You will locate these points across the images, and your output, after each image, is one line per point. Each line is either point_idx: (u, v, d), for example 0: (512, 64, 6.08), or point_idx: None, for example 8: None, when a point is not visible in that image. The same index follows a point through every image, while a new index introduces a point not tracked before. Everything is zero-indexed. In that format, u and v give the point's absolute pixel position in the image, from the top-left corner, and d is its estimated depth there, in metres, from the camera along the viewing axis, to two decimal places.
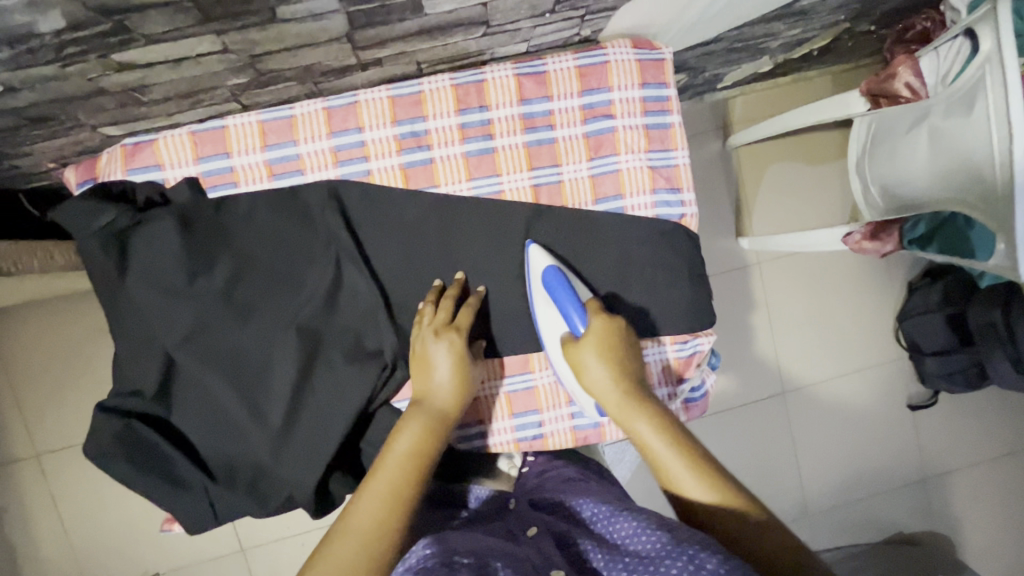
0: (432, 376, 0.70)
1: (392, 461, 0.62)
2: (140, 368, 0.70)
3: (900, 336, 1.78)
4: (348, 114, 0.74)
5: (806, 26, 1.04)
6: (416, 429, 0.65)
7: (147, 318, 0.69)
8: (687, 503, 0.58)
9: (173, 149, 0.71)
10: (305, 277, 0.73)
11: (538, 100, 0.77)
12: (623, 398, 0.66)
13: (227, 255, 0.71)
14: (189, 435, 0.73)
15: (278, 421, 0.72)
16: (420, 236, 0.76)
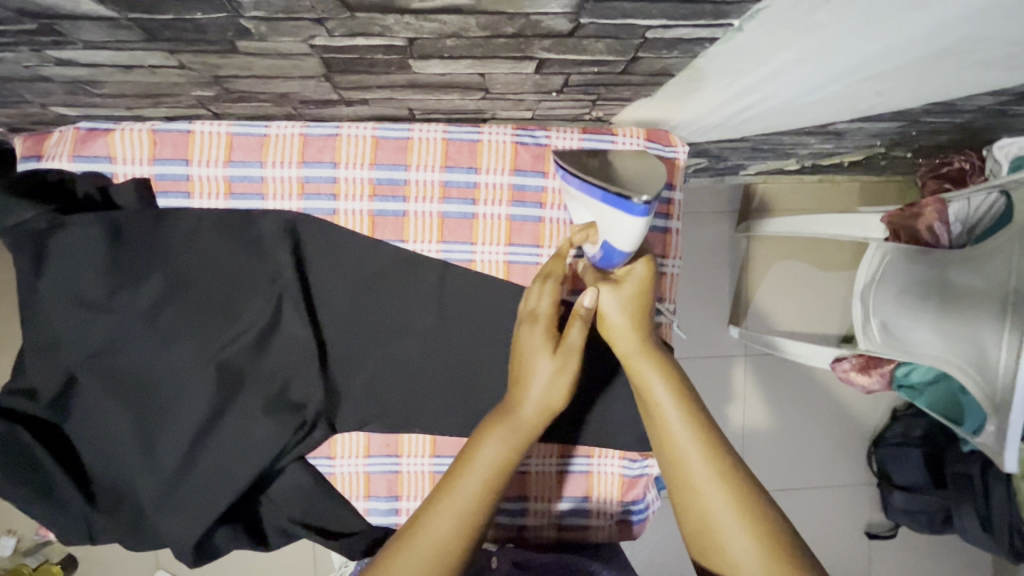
0: (527, 368, 0.58)
1: (473, 477, 0.53)
2: (40, 371, 0.64)
3: (872, 460, 1.74)
4: (326, 146, 0.68)
5: (840, 144, 0.98)
6: (501, 437, 0.55)
7: (57, 324, 0.63)
8: (691, 504, 0.53)
9: (128, 144, 0.66)
10: (240, 311, 0.67)
11: (532, 174, 0.71)
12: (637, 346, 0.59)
13: (161, 271, 0.64)
14: (81, 450, 0.67)
15: (175, 461, 0.65)
16: (375, 290, 0.70)
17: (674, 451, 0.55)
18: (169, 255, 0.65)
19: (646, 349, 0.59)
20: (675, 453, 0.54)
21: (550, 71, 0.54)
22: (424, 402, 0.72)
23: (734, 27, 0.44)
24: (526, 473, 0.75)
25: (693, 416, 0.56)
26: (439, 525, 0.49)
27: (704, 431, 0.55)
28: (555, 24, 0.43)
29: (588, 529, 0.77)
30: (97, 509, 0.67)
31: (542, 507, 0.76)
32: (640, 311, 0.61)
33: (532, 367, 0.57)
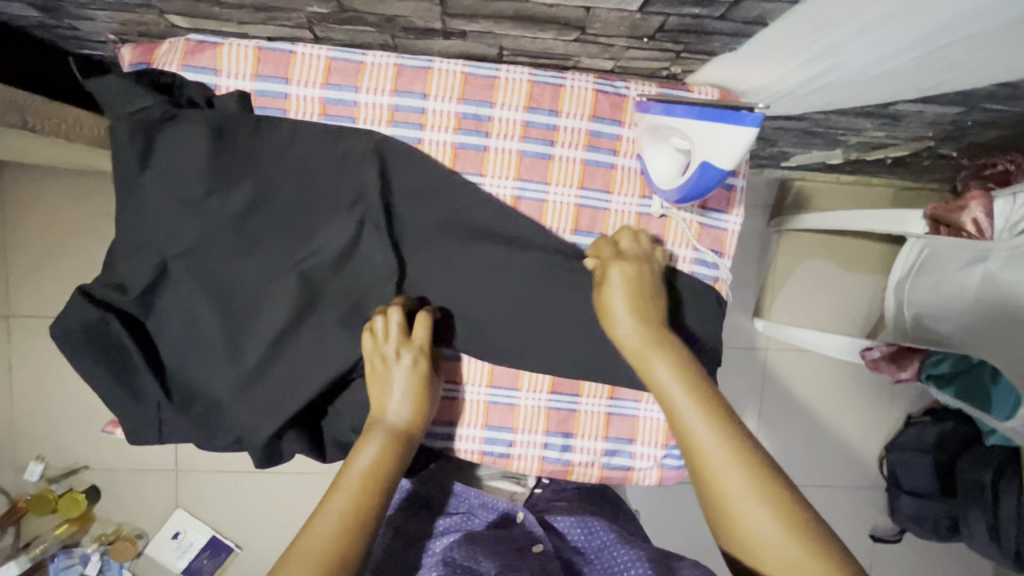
0: (386, 395, 0.67)
1: (348, 487, 0.60)
2: (132, 264, 0.67)
3: (883, 465, 1.77)
4: (418, 78, 0.71)
5: (892, 132, 1.01)
6: (376, 443, 0.64)
7: (154, 222, 0.67)
8: (715, 486, 0.55)
9: (234, 58, 0.69)
10: (322, 226, 0.70)
11: (609, 122, 0.74)
12: (648, 340, 0.64)
13: (252, 180, 0.68)
14: (160, 347, 0.70)
15: (253, 362, 0.69)
16: (449, 220, 0.73)
17: (694, 444, 0.57)
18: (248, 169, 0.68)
19: (658, 346, 0.63)
20: (690, 440, 0.58)
21: (652, 11, 0.57)
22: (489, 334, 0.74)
23: None
24: (576, 411, 0.78)
25: (705, 401, 0.59)
26: (324, 520, 0.58)
27: (710, 404, 0.59)
28: None
29: (630, 471, 0.80)
30: (171, 404, 0.71)
31: (588, 446, 0.79)
32: (641, 310, 0.66)
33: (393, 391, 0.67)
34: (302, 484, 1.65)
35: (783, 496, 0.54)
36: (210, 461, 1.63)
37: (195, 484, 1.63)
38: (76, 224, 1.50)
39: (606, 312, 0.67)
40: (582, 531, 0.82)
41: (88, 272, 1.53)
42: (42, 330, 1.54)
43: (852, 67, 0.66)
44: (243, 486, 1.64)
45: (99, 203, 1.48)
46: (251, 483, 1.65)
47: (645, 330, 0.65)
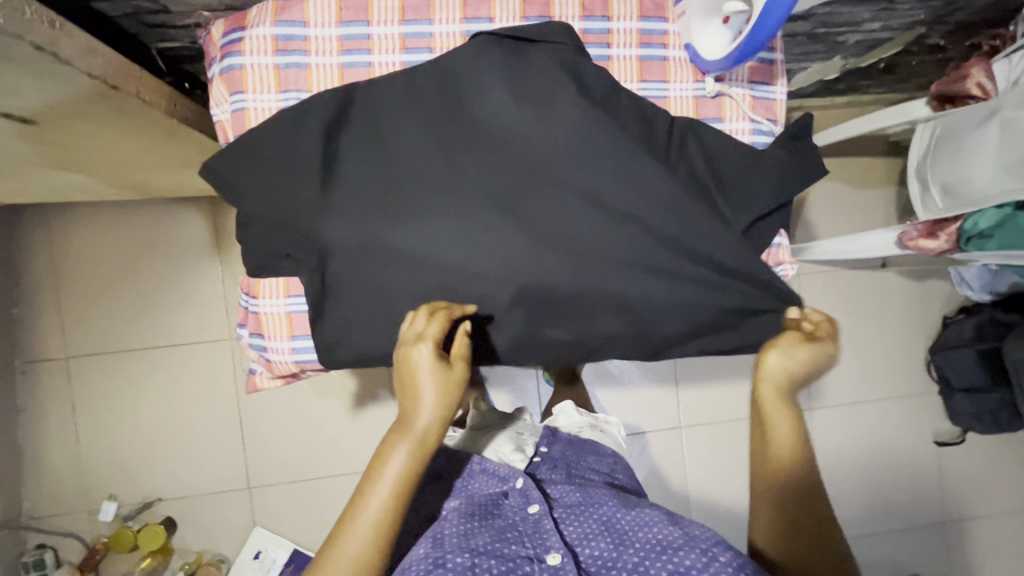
0: (418, 394, 0.74)
1: (381, 489, 0.73)
2: (285, 201, 0.76)
3: (931, 369, 1.83)
4: (483, 4, 0.80)
5: (888, 21, 1.11)
6: (404, 450, 0.74)
7: (398, 143, 0.78)
8: (774, 520, 0.80)
9: (319, 9, 0.77)
10: (554, 122, 0.77)
11: (656, 20, 0.82)
12: (780, 398, 0.82)
13: (492, 92, 0.77)
14: (323, 278, 0.77)
15: (407, 286, 0.78)
16: (540, 112, 0.77)
17: (779, 488, 0.81)
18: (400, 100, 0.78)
19: (783, 406, 0.82)
20: (773, 485, 0.81)
21: None
22: (592, 238, 0.78)
23: None
24: None
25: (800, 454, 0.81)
26: (353, 541, 0.71)
27: (799, 464, 0.81)
28: None
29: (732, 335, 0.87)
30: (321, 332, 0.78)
31: None
32: (791, 370, 0.82)
33: (419, 391, 0.74)
34: None
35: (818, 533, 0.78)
36: (282, 474, 1.63)
37: (270, 499, 1.63)
38: (124, 258, 1.57)
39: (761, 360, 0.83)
40: (582, 496, 0.83)
41: (144, 302, 1.58)
42: (104, 366, 1.58)
43: None
44: (318, 494, 1.64)
45: (143, 232, 1.56)
46: (327, 491, 1.65)
47: (778, 387, 0.82)
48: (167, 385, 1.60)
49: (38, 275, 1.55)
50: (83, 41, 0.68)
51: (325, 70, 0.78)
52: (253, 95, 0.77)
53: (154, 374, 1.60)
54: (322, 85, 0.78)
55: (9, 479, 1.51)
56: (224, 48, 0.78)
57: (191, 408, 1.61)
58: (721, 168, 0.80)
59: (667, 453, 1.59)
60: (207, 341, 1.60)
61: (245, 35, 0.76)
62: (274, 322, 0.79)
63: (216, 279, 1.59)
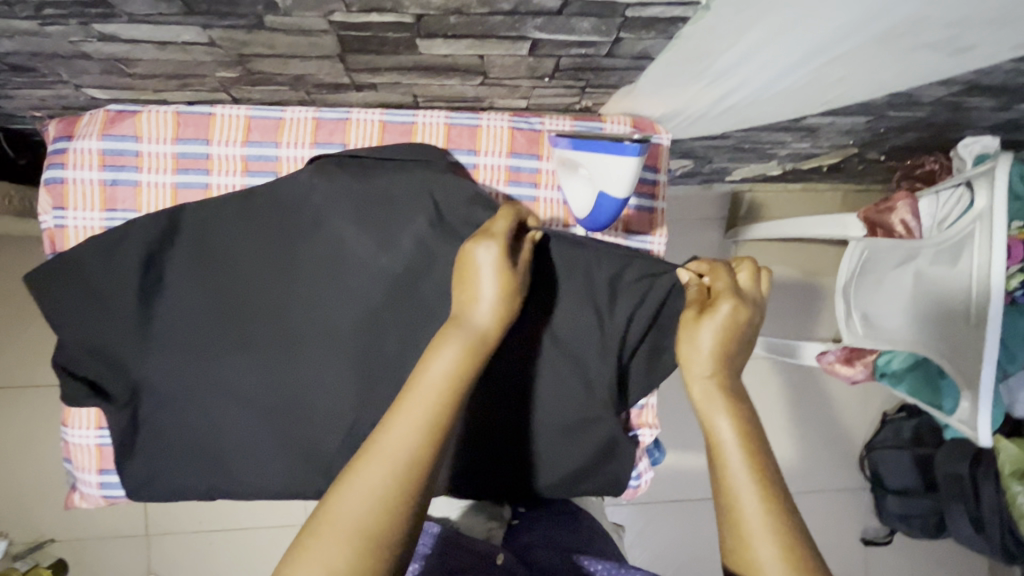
0: (473, 287, 0.60)
1: (425, 387, 0.53)
2: (95, 323, 0.70)
3: (865, 466, 1.77)
4: (337, 129, 0.74)
5: (815, 143, 1.04)
6: (455, 343, 0.56)
7: (228, 261, 0.71)
8: (743, 550, 0.51)
9: (155, 124, 0.71)
10: (392, 260, 0.70)
11: (527, 157, 0.76)
12: (722, 387, 0.59)
13: (331, 221, 0.70)
14: (140, 407, 0.71)
15: (230, 420, 0.71)
16: (378, 250, 0.70)
17: (732, 498, 0.53)
18: (229, 218, 0.70)
19: (723, 392, 0.58)
20: (728, 494, 0.53)
21: (543, 53, 0.60)
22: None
23: (702, 6, 0.50)
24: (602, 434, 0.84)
25: (755, 453, 0.55)
26: (387, 443, 0.50)
27: (764, 472, 0.54)
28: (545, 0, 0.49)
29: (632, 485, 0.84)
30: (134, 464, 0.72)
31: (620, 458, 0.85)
32: (725, 353, 0.60)
33: (480, 288, 0.60)
34: (279, 539, 1.61)
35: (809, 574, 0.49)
36: (181, 522, 1.59)
37: (167, 548, 1.59)
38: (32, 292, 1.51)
39: (685, 340, 0.62)
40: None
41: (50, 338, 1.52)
42: (3, 400, 1.52)
43: (748, 84, 0.68)
44: (219, 546, 1.60)
45: None
46: (226, 544, 1.60)
47: (715, 375, 0.59)
48: None
49: None
50: None
51: (156, 189, 0.72)
52: (75, 211, 0.71)
53: (55, 412, 1.54)
54: (153, 204, 0.72)
55: None
56: (49, 156, 0.72)
57: None
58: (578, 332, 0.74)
59: None
60: None
61: (71, 145, 0.71)
62: (83, 452, 0.74)
63: None
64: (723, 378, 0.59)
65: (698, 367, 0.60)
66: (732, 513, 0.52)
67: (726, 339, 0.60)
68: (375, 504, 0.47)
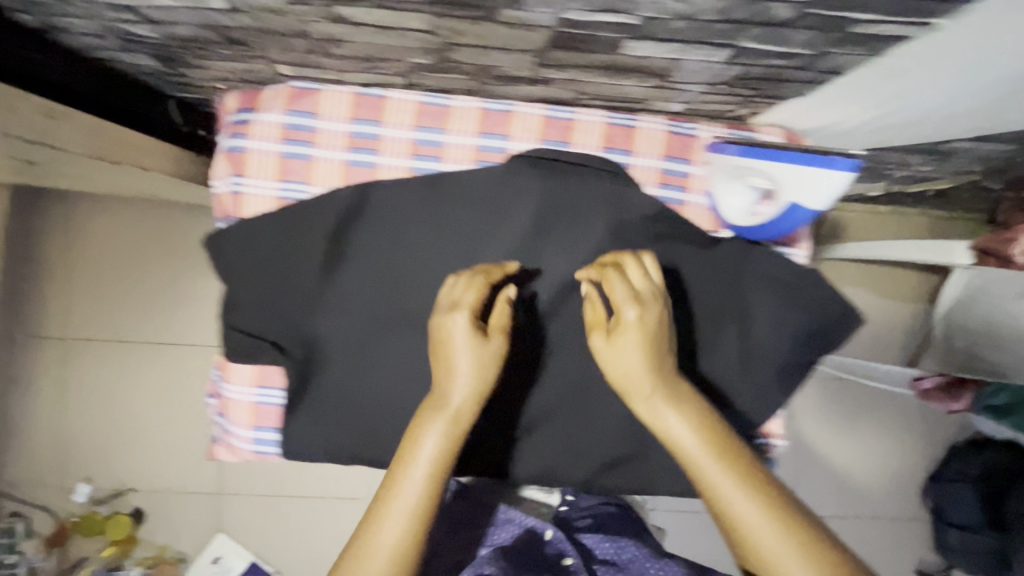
0: (450, 364, 0.62)
1: (416, 473, 0.58)
2: (277, 284, 0.74)
3: (925, 495, 1.69)
4: (500, 120, 0.76)
5: (940, 167, 1.03)
6: (438, 428, 0.60)
7: (396, 238, 0.74)
8: (746, 537, 0.55)
9: (333, 103, 0.75)
10: (556, 249, 0.74)
11: (680, 161, 0.78)
12: (660, 389, 0.61)
13: (506, 208, 0.74)
14: (308, 372, 0.75)
15: (391, 393, 0.74)
16: (543, 238, 0.74)
17: (721, 501, 0.57)
18: (402, 198, 0.74)
19: (665, 390, 0.61)
20: (714, 493, 0.57)
21: (738, 61, 0.61)
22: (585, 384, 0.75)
23: (933, 27, 0.51)
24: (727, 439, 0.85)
25: (711, 435, 0.59)
26: (387, 534, 0.57)
27: (729, 455, 0.58)
28: (781, 12, 0.50)
29: None
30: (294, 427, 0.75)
31: None
32: (655, 354, 0.62)
33: (457, 366, 0.62)
34: (341, 511, 1.65)
35: (805, 535, 0.54)
36: (249, 485, 1.64)
37: (234, 507, 1.64)
38: (131, 251, 1.57)
39: (607, 354, 0.63)
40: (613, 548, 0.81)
41: (143, 297, 1.58)
42: (97, 352, 1.60)
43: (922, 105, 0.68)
44: (282, 512, 1.65)
45: (151, 228, 1.56)
46: (290, 510, 1.65)
47: (649, 377, 0.61)
48: (152, 380, 1.61)
49: (48, 254, 1.56)
50: None
51: (328, 165, 0.75)
52: (253, 179, 0.75)
53: (142, 369, 1.61)
54: (324, 180, 0.76)
55: None
56: (232, 126, 0.76)
57: (171, 406, 1.62)
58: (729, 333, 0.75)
59: None
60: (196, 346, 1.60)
61: (255, 117, 0.75)
62: (239, 408, 0.78)
63: (212, 287, 1.60)
64: (664, 379, 0.61)
65: (638, 386, 0.61)
66: (724, 505, 0.56)
67: (648, 346, 0.61)
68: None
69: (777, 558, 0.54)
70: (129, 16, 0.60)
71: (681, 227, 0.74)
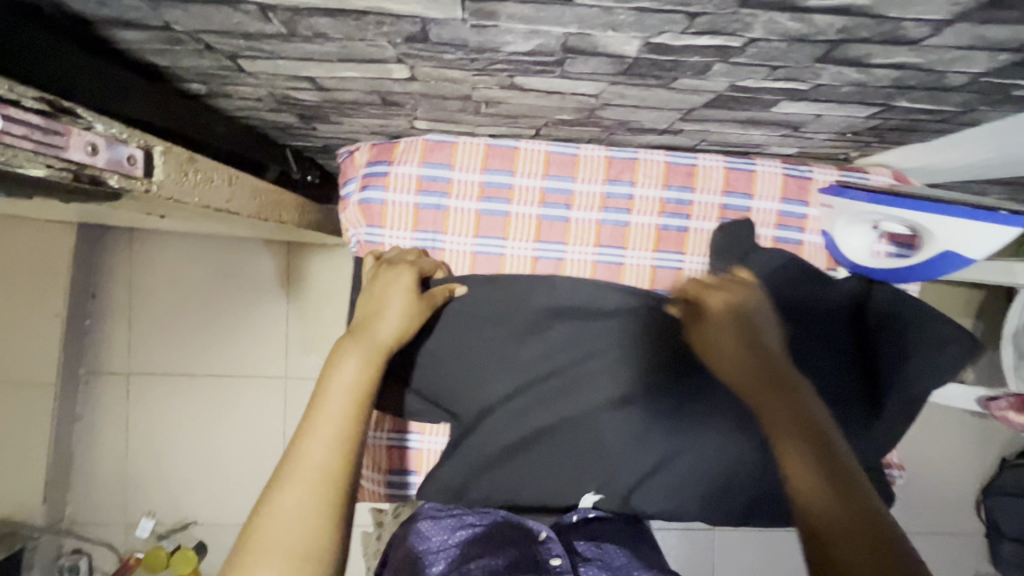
0: (380, 306, 0.67)
1: (336, 395, 0.57)
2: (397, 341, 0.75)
3: (981, 510, 1.68)
4: (626, 168, 0.79)
5: None
6: (358, 354, 0.60)
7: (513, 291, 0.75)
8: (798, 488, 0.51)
9: (468, 155, 0.77)
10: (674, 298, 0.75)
11: (797, 203, 0.81)
12: (738, 334, 0.62)
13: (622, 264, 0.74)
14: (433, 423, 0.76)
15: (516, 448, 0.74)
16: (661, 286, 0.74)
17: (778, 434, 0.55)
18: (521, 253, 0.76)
19: (739, 335, 0.62)
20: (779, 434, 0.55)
21: (880, 116, 0.64)
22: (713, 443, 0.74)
23: None
24: None
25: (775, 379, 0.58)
26: (310, 459, 0.53)
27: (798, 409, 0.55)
28: (954, 80, 0.53)
29: None
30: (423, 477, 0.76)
31: None
32: (744, 321, 0.63)
33: (388, 307, 0.66)
34: None
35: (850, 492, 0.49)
36: None
37: None
38: (196, 283, 1.59)
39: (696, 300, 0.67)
40: (599, 550, 0.73)
41: (208, 328, 1.60)
42: (161, 384, 1.60)
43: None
44: None
45: (216, 260, 1.59)
46: None
47: (730, 323, 0.63)
48: (215, 410, 1.61)
49: (113, 288, 1.58)
50: (249, 186, 0.67)
51: (463, 214, 0.78)
52: (390, 230, 0.77)
53: (205, 400, 1.61)
54: (459, 228, 0.78)
55: (57, 484, 1.55)
56: (367, 178, 0.78)
57: (233, 437, 1.62)
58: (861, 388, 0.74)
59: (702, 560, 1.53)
60: (261, 376, 1.61)
61: (392, 170, 0.77)
62: (377, 452, 0.82)
63: (273, 317, 1.61)
64: (736, 322, 0.63)
65: (717, 331, 0.63)
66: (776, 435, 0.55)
67: (738, 304, 0.64)
68: (311, 519, 0.51)
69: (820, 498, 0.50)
70: (304, 84, 0.62)
71: (806, 267, 0.76)
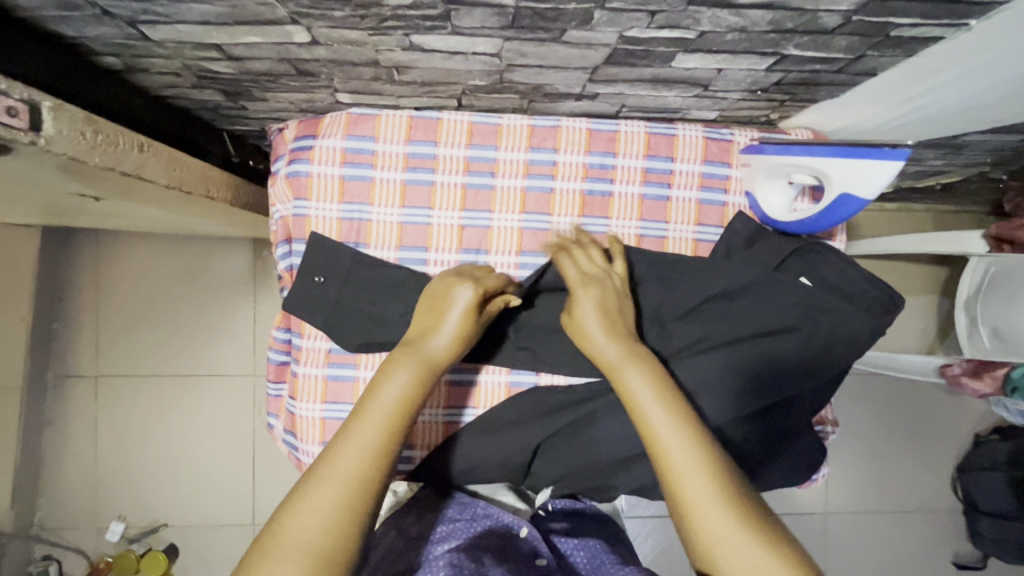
0: (439, 320, 0.66)
1: (380, 407, 0.58)
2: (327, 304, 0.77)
3: (957, 488, 1.62)
4: (549, 135, 0.80)
5: (952, 160, 1.08)
6: (410, 368, 0.61)
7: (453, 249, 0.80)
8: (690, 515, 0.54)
9: (391, 126, 0.79)
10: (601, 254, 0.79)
11: (719, 164, 0.82)
12: (622, 351, 0.64)
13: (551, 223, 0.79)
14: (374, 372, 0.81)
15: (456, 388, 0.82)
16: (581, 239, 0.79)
17: (658, 446, 0.57)
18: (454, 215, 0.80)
19: (630, 352, 0.64)
20: (657, 448, 0.57)
21: (778, 68, 0.66)
22: (636, 413, 0.76)
23: (967, 27, 0.55)
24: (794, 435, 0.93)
25: (664, 390, 0.61)
26: (342, 468, 0.54)
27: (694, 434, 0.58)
28: (829, 21, 0.55)
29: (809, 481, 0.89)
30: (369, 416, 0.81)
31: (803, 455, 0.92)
32: (608, 319, 0.67)
33: (443, 322, 0.66)
34: None
35: (760, 526, 0.53)
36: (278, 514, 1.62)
37: None
38: (162, 284, 1.60)
39: (582, 319, 0.68)
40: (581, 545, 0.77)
41: (174, 327, 1.60)
42: (127, 387, 1.60)
43: (937, 107, 0.73)
44: None
45: (183, 259, 1.60)
46: None
47: (610, 332, 0.66)
48: (183, 410, 1.61)
49: (79, 290, 1.58)
50: (164, 157, 0.69)
51: (388, 185, 0.79)
52: (317, 202, 0.78)
53: (173, 401, 1.60)
54: (384, 199, 0.79)
55: (24, 490, 1.53)
56: (294, 152, 0.79)
57: (200, 438, 1.61)
58: (780, 363, 0.75)
59: (673, 546, 1.51)
60: (230, 376, 1.61)
61: (316, 143, 0.78)
62: (308, 425, 0.79)
63: (239, 314, 1.61)
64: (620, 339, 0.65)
65: (596, 332, 0.66)
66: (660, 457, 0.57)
67: (603, 302, 0.68)
68: (331, 533, 0.51)
69: (724, 538, 0.52)
70: (213, 54, 0.64)
71: None
